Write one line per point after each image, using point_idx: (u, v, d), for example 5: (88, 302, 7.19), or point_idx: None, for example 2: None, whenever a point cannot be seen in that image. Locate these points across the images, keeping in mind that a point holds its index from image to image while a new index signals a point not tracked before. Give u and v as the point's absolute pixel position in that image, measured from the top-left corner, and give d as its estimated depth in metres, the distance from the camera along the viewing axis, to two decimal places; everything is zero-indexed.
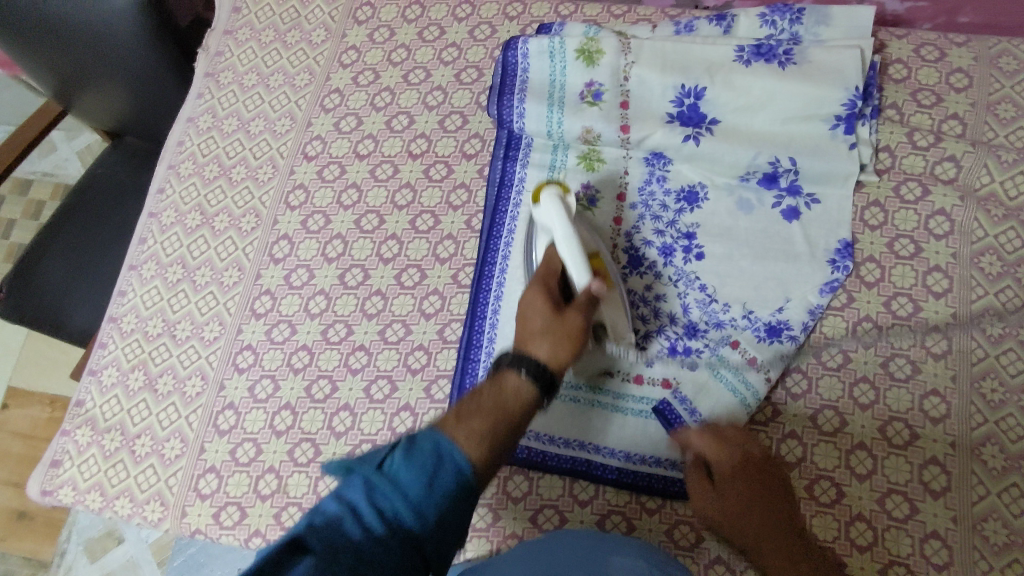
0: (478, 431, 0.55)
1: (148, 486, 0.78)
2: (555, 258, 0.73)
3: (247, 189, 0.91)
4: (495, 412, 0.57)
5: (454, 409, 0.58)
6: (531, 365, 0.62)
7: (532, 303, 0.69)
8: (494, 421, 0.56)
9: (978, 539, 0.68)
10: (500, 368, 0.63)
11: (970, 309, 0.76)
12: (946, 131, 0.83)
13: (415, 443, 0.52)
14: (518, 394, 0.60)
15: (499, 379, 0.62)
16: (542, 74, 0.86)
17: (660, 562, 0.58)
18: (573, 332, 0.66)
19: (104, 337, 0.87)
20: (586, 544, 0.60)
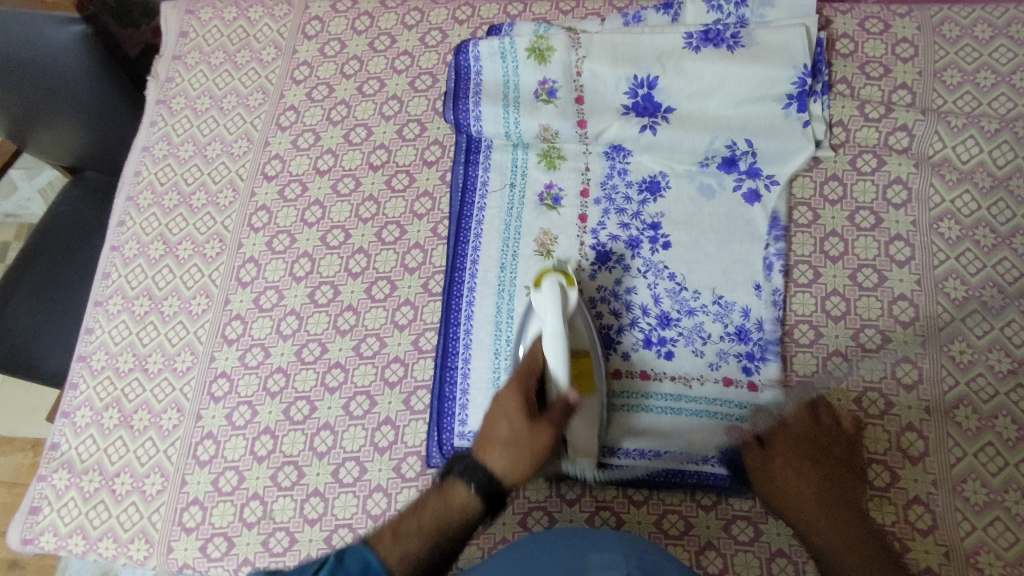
0: (411, 552, 0.61)
1: (131, 524, 0.77)
2: (540, 353, 0.68)
3: (209, 215, 0.90)
4: (431, 529, 0.63)
5: (392, 522, 0.64)
6: (481, 477, 0.65)
7: (508, 406, 0.67)
8: (428, 543, 0.62)
9: (958, 500, 0.69)
10: (449, 476, 0.67)
11: (933, 274, 0.77)
12: (896, 101, 0.84)
13: (341, 565, 0.59)
14: (461, 506, 0.65)
15: (445, 492, 0.66)
16: (495, 77, 0.87)
17: (640, 552, 0.57)
18: (536, 447, 0.65)
19: (74, 377, 0.85)
20: (565, 544, 0.59)
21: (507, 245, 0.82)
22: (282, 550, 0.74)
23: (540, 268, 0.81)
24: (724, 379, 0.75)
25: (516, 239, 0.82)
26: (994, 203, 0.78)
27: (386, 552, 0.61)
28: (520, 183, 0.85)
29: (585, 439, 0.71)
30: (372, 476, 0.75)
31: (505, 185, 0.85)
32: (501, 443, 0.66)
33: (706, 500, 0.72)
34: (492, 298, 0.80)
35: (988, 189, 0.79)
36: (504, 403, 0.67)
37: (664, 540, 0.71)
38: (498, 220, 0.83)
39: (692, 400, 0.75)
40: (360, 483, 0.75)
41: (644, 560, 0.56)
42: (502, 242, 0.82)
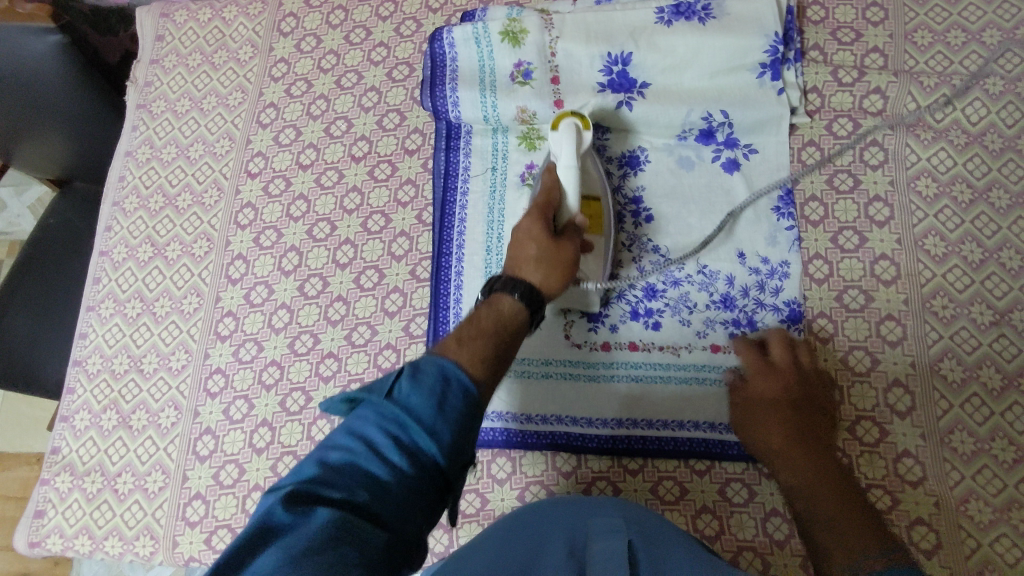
0: (481, 355, 0.55)
1: (136, 522, 0.78)
2: (556, 189, 0.71)
3: (196, 215, 0.91)
4: (495, 333, 0.58)
5: (452, 333, 0.58)
6: (524, 289, 0.62)
7: (526, 231, 0.68)
8: (495, 344, 0.57)
9: (947, 451, 0.70)
10: (494, 291, 0.63)
11: (913, 233, 0.78)
12: (869, 65, 0.85)
13: (419, 369, 0.51)
14: (511, 314, 0.61)
15: (494, 302, 0.62)
16: (470, 62, 0.87)
17: (640, 519, 0.58)
18: (566, 262, 0.66)
19: (71, 382, 0.86)
20: (568, 510, 0.60)
21: (491, 228, 0.83)
22: None
23: None
24: (711, 346, 0.76)
25: (501, 221, 0.83)
26: (969, 159, 0.79)
27: (460, 355, 0.54)
28: (502, 165, 0.86)
29: (593, 272, 0.76)
30: None
31: (487, 169, 0.86)
32: (534, 253, 0.66)
33: (699, 465, 0.73)
34: (479, 281, 0.81)
35: (963, 145, 0.80)
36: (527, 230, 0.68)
37: (661, 506, 0.72)
38: (482, 204, 0.84)
39: (683, 368, 0.76)
40: None
41: (645, 525, 0.57)
42: (487, 225, 0.83)
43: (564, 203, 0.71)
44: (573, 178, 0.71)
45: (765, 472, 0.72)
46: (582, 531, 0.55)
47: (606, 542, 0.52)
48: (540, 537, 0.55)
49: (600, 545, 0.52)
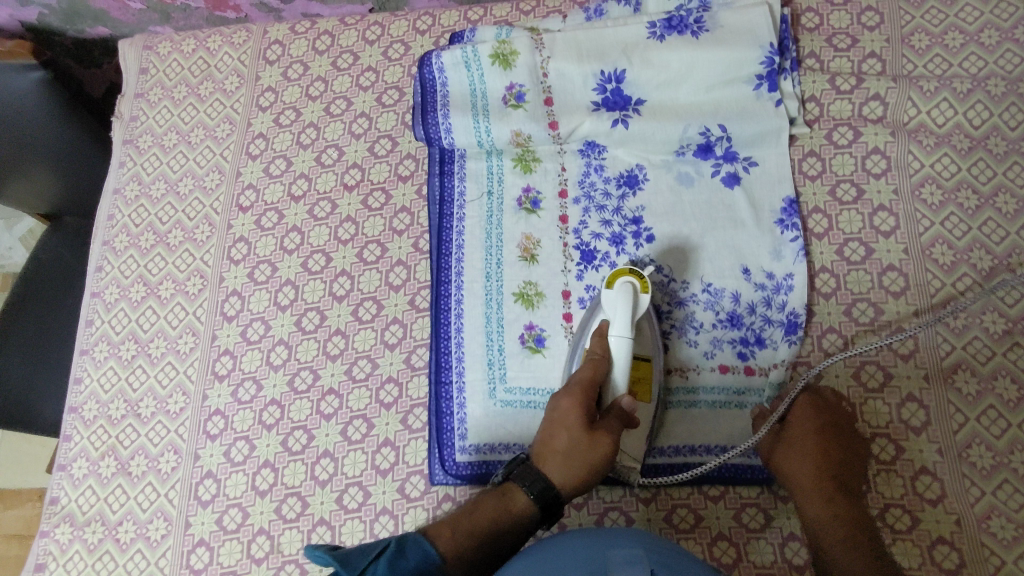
0: (461, 549, 0.61)
1: (139, 572, 0.76)
2: (604, 359, 0.67)
3: (188, 252, 0.89)
4: (484, 531, 0.62)
5: (450, 517, 0.64)
6: (538, 486, 0.63)
7: (567, 416, 0.65)
8: (478, 542, 0.61)
9: (965, 466, 0.69)
10: (508, 480, 0.65)
11: (920, 242, 0.77)
12: (867, 71, 0.83)
13: (402, 551, 0.58)
14: (519, 513, 0.63)
15: (506, 496, 0.64)
16: (461, 86, 0.86)
17: (659, 548, 0.56)
18: (594, 460, 0.63)
19: (68, 429, 0.84)
20: (583, 542, 0.57)
21: (490, 254, 0.81)
22: None
23: (526, 273, 0.80)
24: (720, 368, 0.75)
25: (499, 247, 0.82)
26: (974, 164, 0.78)
27: (445, 547, 0.61)
28: (498, 189, 0.84)
29: (633, 448, 0.70)
30: (377, 499, 0.75)
31: (483, 194, 0.84)
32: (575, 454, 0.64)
33: (714, 490, 0.72)
34: (481, 309, 0.79)
35: (967, 150, 0.78)
36: (569, 424, 0.65)
37: (676, 535, 0.70)
38: (479, 230, 0.83)
39: (691, 391, 0.75)
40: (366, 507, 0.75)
41: (666, 555, 0.55)
42: (485, 251, 0.82)
43: (609, 379, 0.67)
44: (625, 357, 0.67)
45: (781, 495, 0.71)
46: (604, 567, 0.53)
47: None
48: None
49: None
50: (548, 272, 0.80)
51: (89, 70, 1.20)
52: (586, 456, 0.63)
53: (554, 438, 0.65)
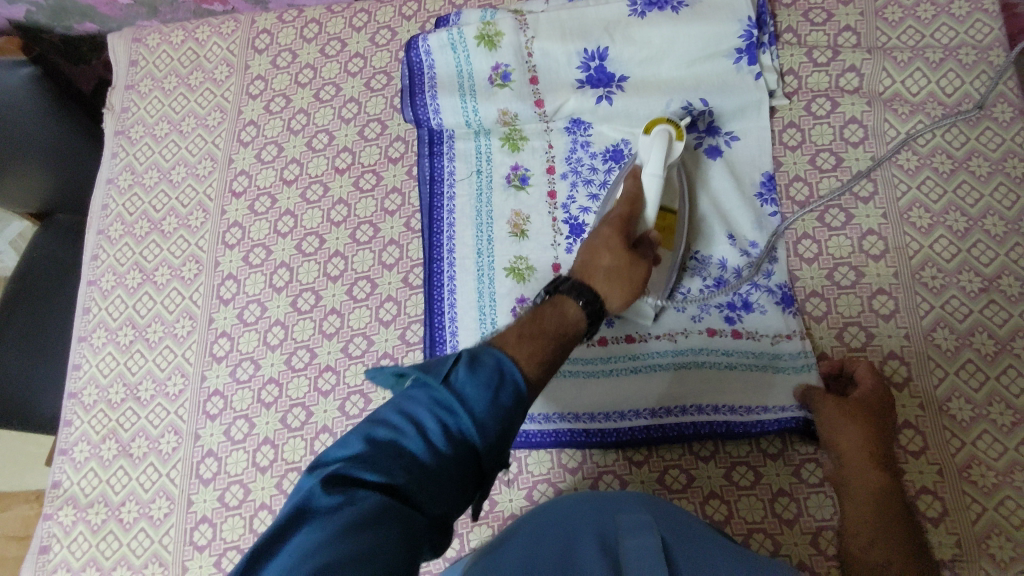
0: (538, 354, 0.54)
1: (143, 550, 0.77)
2: (639, 198, 0.72)
3: (182, 238, 0.90)
4: (555, 332, 0.58)
5: (513, 328, 0.56)
6: (591, 297, 0.62)
7: (605, 240, 0.69)
8: (554, 346, 0.56)
9: (946, 419, 0.71)
10: (558, 293, 0.62)
11: (898, 207, 0.79)
12: (843, 44, 0.86)
13: (477, 358, 0.50)
14: (575, 324, 0.60)
15: (558, 305, 0.61)
16: (447, 67, 0.87)
17: (667, 514, 0.57)
18: (635, 277, 0.68)
19: (68, 415, 0.85)
20: (593, 507, 0.58)
21: (481, 231, 0.83)
22: None
23: (517, 248, 0.82)
24: (708, 330, 0.77)
25: (490, 223, 0.83)
26: (947, 130, 0.80)
27: (517, 354, 0.53)
28: (487, 168, 0.86)
29: (659, 280, 0.76)
30: None
31: (472, 172, 0.86)
32: (619, 270, 0.67)
33: (704, 451, 0.73)
34: (473, 284, 0.81)
35: (940, 117, 0.81)
36: (610, 241, 0.69)
37: (668, 495, 0.72)
38: (469, 207, 0.84)
39: (680, 354, 0.76)
40: None
41: (670, 519, 0.55)
42: (476, 227, 0.83)
43: (642, 214, 0.72)
44: (656, 196, 0.71)
45: (769, 453, 0.72)
46: (609, 529, 0.53)
47: (636, 537, 0.51)
48: (569, 533, 0.53)
49: (628, 541, 0.50)
50: (538, 246, 0.82)
51: (79, 67, 1.20)
52: (627, 274, 0.67)
53: (597, 258, 0.68)
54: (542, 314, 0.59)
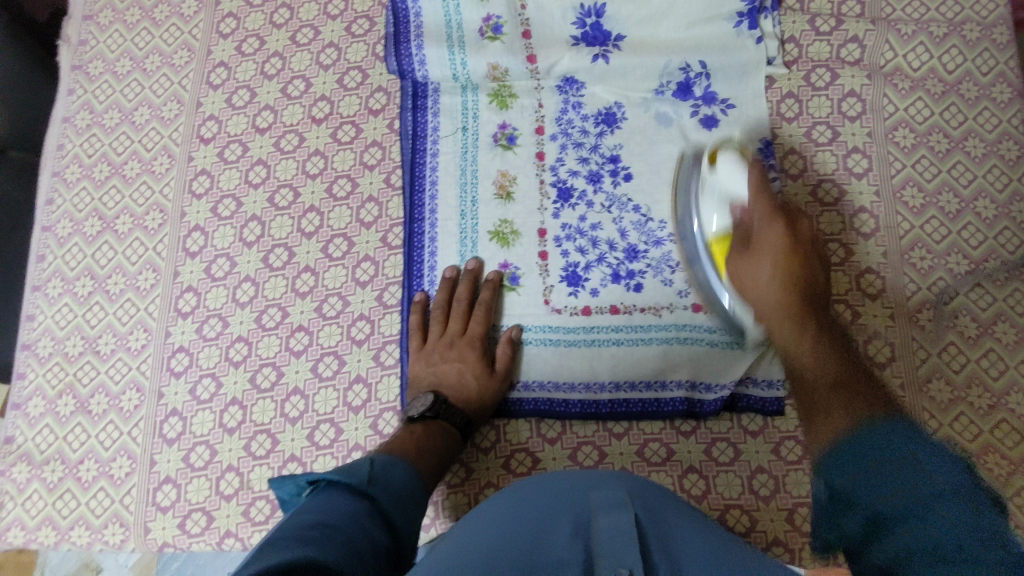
0: (436, 431, 0.68)
1: (103, 510, 0.75)
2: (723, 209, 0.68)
3: (146, 185, 0.85)
4: (435, 434, 0.68)
5: (398, 443, 0.65)
6: (448, 409, 0.69)
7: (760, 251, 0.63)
8: (447, 435, 0.68)
9: (926, 401, 0.71)
10: (436, 414, 0.69)
11: (891, 185, 0.77)
12: (847, 12, 0.83)
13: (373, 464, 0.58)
14: (429, 432, 0.67)
15: (429, 424, 0.68)
16: (435, 17, 0.82)
17: (644, 493, 0.56)
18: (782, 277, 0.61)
19: (21, 367, 0.80)
20: (571, 482, 0.57)
21: (465, 192, 0.80)
22: (265, 519, 0.72)
23: (502, 211, 0.79)
24: (692, 306, 0.74)
25: (474, 183, 0.80)
26: (946, 108, 0.79)
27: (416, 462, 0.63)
28: (472, 125, 0.82)
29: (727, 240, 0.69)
30: (349, 436, 0.74)
31: (457, 129, 0.81)
32: (464, 393, 0.71)
33: (685, 426, 0.73)
34: (457, 248, 0.78)
35: (939, 95, 0.79)
36: (468, 362, 0.72)
37: (647, 468, 0.72)
38: (453, 166, 0.80)
39: (663, 329, 0.74)
40: (337, 444, 0.74)
41: (647, 500, 0.54)
42: (460, 188, 0.80)
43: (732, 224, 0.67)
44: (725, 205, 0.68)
45: (750, 429, 0.72)
46: (585, 509, 0.52)
47: (611, 517, 0.49)
48: (545, 513, 0.52)
49: (603, 522, 0.49)
50: (524, 210, 0.79)
51: None
52: (481, 395, 0.72)
53: (461, 377, 0.72)
54: (413, 435, 0.67)
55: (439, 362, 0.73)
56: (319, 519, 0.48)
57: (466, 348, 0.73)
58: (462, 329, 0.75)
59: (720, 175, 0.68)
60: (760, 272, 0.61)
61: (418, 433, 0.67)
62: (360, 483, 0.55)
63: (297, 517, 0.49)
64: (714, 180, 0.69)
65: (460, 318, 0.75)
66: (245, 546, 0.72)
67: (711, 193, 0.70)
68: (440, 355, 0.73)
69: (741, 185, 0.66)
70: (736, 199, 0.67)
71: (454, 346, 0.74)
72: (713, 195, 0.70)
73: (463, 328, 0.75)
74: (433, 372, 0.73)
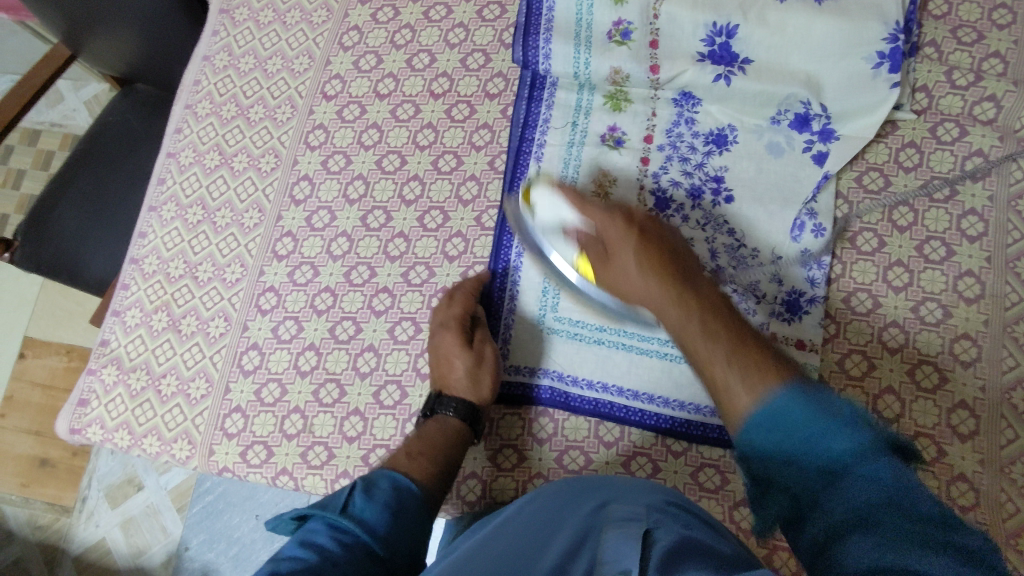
0: (437, 425, 0.69)
1: (176, 424, 0.79)
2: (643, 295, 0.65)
3: (265, 130, 0.89)
4: (436, 428, 0.69)
5: (403, 447, 0.67)
6: (449, 401, 0.70)
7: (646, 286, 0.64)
8: (446, 425, 0.69)
9: (1005, 481, 0.68)
10: (438, 410, 0.71)
11: (1005, 253, 0.74)
12: (987, 69, 0.80)
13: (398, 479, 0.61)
14: (429, 427, 0.69)
15: (432, 421, 0.70)
16: (567, 12, 0.83)
17: (671, 510, 0.53)
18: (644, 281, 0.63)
19: (126, 279, 0.86)
20: (586, 497, 0.57)
21: None
22: (320, 463, 0.75)
23: None
24: (773, 336, 0.74)
25: (575, 179, 0.81)
26: None
27: (417, 462, 0.65)
28: (583, 123, 0.83)
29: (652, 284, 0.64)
30: (413, 401, 0.76)
31: (568, 124, 0.83)
32: (453, 371, 0.71)
33: None
34: None
35: None
36: (443, 352, 0.73)
37: (698, 491, 0.71)
38: (557, 159, 0.82)
39: None
40: (400, 406, 0.76)
41: (669, 514, 0.51)
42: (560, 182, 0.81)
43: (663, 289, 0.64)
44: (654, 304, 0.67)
45: None
46: (599, 520, 0.51)
47: (623, 526, 0.48)
48: (551, 528, 0.52)
49: (611, 530, 0.48)
50: None
51: None
52: (467, 368, 0.71)
53: (449, 361, 0.72)
54: (418, 433, 0.69)
55: (433, 353, 0.74)
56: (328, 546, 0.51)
57: (444, 331, 0.73)
58: (443, 313, 0.75)
59: (544, 212, 0.71)
60: (625, 270, 0.64)
61: (420, 433, 0.69)
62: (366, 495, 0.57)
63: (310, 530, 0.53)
64: (543, 224, 0.72)
65: (442, 305, 0.76)
66: (297, 485, 0.76)
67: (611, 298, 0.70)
68: (433, 347, 0.74)
69: (564, 210, 0.69)
70: (568, 228, 0.70)
71: (436, 333, 0.74)
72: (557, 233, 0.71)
73: (441, 313, 0.75)
74: (434, 366, 0.74)
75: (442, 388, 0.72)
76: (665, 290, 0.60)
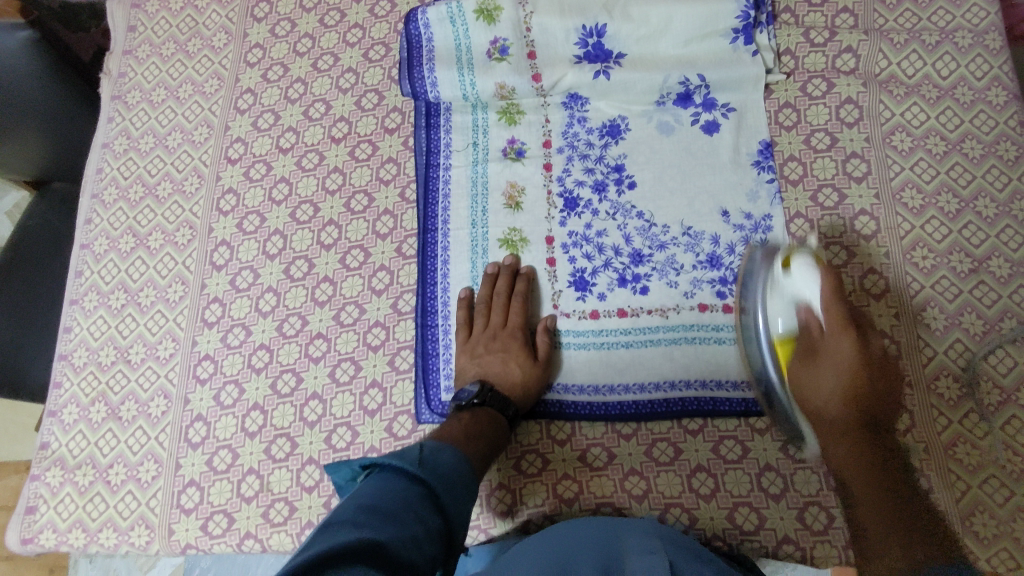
0: (485, 419, 0.70)
1: (131, 512, 0.78)
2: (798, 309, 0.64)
3: (176, 204, 0.90)
4: (481, 420, 0.70)
5: (453, 429, 0.68)
6: (493, 397, 0.72)
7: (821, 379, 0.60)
8: (489, 423, 0.70)
9: (935, 398, 0.71)
10: (481, 401, 0.71)
11: (891, 187, 0.79)
12: (840, 24, 0.86)
13: (434, 455, 0.61)
14: (477, 420, 0.70)
15: (475, 412, 0.70)
16: (446, 41, 0.87)
17: (673, 539, 0.57)
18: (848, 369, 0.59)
19: (58, 376, 0.85)
20: (602, 530, 0.59)
21: (476, 202, 0.83)
22: (283, 520, 0.75)
23: (511, 220, 0.82)
24: (699, 306, 0.77)
25: (485, 195, 0.84)
26: (942, 112, 0.81)
27: (471, 451, 0.65)
28: (482, 141, 0.86)
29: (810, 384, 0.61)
30: (365, 438, 0.77)
31: (469, 144, 0.86)
32: (509, 380, 0.74)
33: (692, 425, 0.74)
34: (468, 258, 0.82)
35: (935, 100, 0.81)
36: (511, 351, 0.75)
37: (656, 468, 0.73)
38: (465, 179, 0.84)
39: (671, 330, 0.77)
40: (353, 447, 0.76)
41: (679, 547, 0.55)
42: (471, 199, 0.84)
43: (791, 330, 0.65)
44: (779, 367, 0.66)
45: (757, 427, 0.73)
46: (617, 550, 0.54)
47: (643, 556, 0.51)
48: (571, 548, 0.55)
49: (635, 560, 0.51)
50: (532, 219, 0.82)
51: (76, 35, 1.11)
52: (525, 381, 0.74)
53: (505, 364, 0.74)
54: (461, 421, 0.69)
55: (483, 353, 0.76)
56: (374, 507, 0.51)
57: (509, 339, 0.76)
58: (503, 321, 0.77)
59: (796, 282, 0.64)
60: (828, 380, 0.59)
61: (465, 419, 0.69)
62: (413, 466, 0.58)
63: (352, 502, 0.52)
64: (789, 286, 0.65)
65: (501, 310, 0.77)
66: (265, 547, 0.75)
67: (779, 296, 0.66)
68: (484, 347, 0.76)
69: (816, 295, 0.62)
70: (808, 306, 0.62)
71: (496, 337, 0.76)
72: (785, 301, 0.65)
73: (504, 320, 0.77)
74: (478, 363, 0.75)
75: (486, 383, 0.73)
76: (877, 466, 0.57)
